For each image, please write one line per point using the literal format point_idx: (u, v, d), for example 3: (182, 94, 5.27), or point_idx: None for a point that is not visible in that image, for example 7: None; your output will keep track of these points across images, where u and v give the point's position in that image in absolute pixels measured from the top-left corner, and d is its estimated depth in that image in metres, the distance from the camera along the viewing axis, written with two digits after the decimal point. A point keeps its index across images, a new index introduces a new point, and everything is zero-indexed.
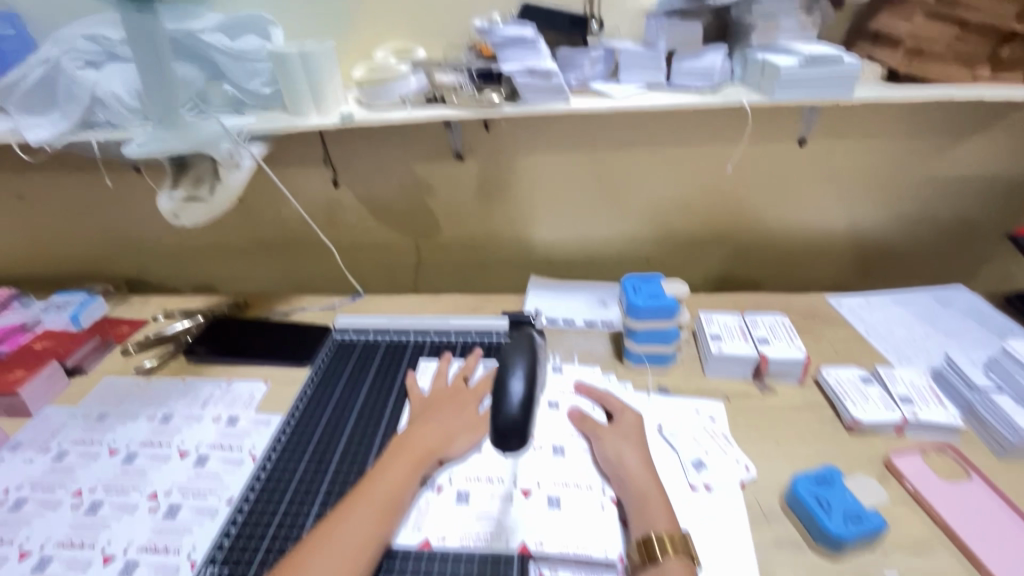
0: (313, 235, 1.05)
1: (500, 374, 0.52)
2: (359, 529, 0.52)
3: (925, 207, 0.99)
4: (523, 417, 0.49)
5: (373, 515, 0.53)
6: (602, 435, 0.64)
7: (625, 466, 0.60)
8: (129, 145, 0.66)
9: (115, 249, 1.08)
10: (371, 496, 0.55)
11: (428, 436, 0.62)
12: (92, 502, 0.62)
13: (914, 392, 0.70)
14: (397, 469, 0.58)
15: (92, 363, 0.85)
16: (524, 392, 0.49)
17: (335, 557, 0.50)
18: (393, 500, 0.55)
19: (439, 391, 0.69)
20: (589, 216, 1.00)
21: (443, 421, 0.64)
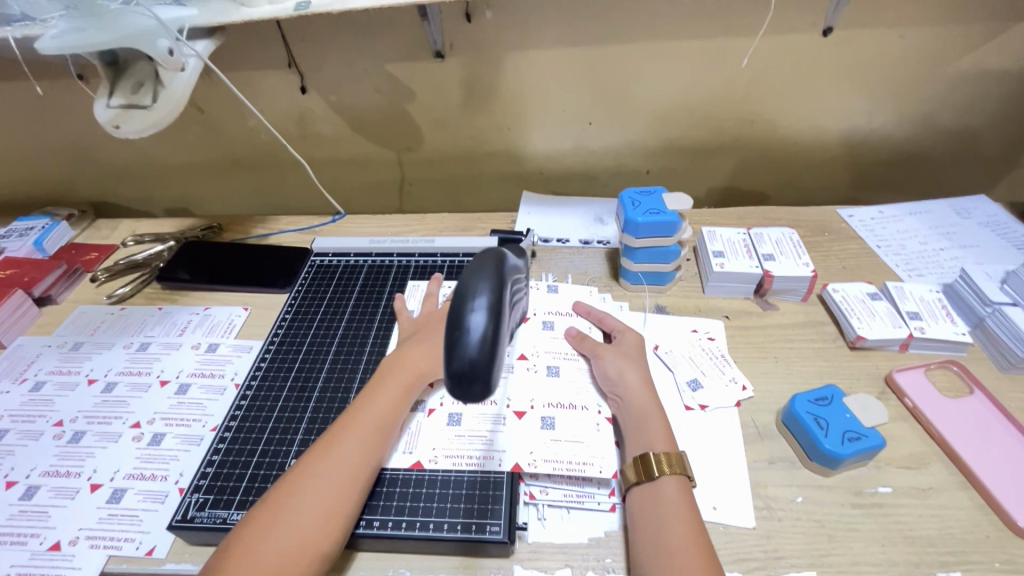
0: (285, 150, 0.97)
1: (456, 303, 0.39)
2: (352, 450, 0.50)
3: (955, 108, 0.90)
4: (486, 359, 0.37)
5: (366, 438, 0.51)
6: (603, 353, 0.61)
7: (626, 383, 0.58)
8: (44, 40, 0.56)
9: (74, 170, 1.00)
10: (363, 419, 0.53)
11: (420, 358, 0.59)
12: (75, 433, 0.61)
13: (923, 308, 0.67)
14: (389, 392, 0.56)
15: (62, 292, 0.81)
16: (487, 327, 0.38)
17: (329, 480, 0.48)
18: (385, 422, 0.53)
19: (428, 315, 0.66)
20: (586, 124, 0.91)
21: (435, 342, 0.61)
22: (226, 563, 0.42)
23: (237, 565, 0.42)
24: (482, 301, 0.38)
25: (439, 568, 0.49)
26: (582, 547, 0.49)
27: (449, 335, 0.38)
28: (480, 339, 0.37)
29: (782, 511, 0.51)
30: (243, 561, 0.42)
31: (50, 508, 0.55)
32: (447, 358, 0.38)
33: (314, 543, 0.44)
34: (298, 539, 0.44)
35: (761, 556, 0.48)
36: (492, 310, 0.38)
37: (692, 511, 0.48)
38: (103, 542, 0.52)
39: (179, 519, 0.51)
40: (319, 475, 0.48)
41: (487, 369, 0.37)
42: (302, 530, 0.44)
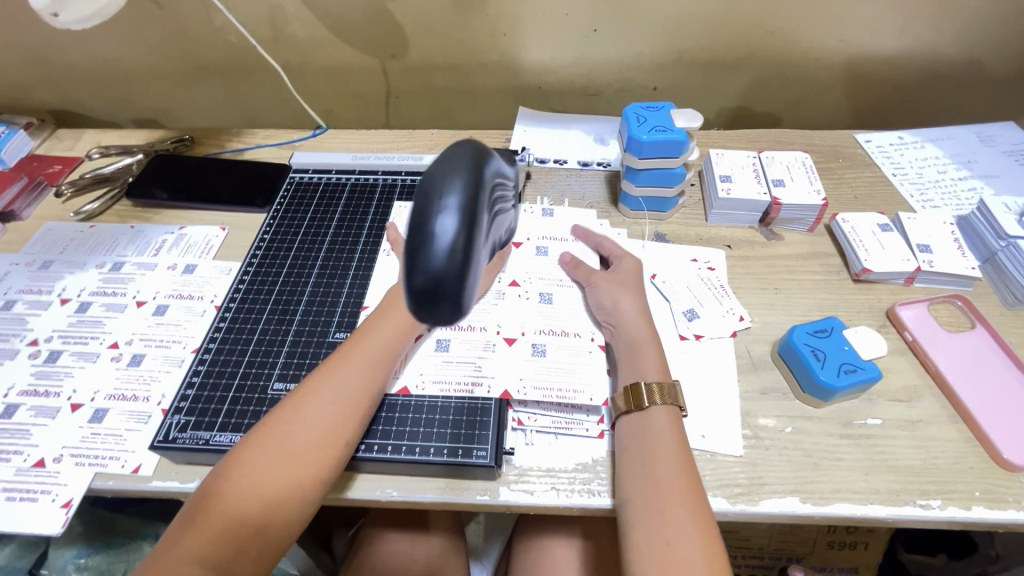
0: (258, 55, 0.88)
1: (421, 205, 0.33)
2: (352, 378, 0.48)
3: (998, 21, 0.81)
4: (454, 272, 0.32)
5: (363, 368, 0.49)
6: (597, 281, 0.59)
7: (620, 313, 0.56)
8: None
9: (27, 74, 0.91)
10: (366, 347, 0.51)
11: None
12: (51, 352, 0.59)
13: (933, 240, 0.64)
14: (394, 320, 0.53)
15: (26, 208, 0.76)
16: (457, 234, 0.32)
17: (323, 408, 0.46)
18: (388, 350, 0.51)
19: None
20: (590, 31, 0.82)
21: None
22: (225, 481, 0.43)
23: (233, 485, 0.42)
24: (451, 202, 0.32)
25: (425, 490, 0.49)
26: (569, 471, 0.50)
27: (412, 241, 0.32)
28: (447, 247, 0.32)
29: (770, 440, 0.51)
30: (239, 480, 0.42)
31: (32, 426, 0.54)
32: (408, 270, 0.32)
33: (310, 468, 0.44)
34: (293, 464, 0.43)
35: (745, 482, 0.49)
36: (464, 214, 0.32)
37: (682, 440, 0.47)
38: (89, 459, 0.51)
39: (161, 439, 0.50)
40: (317, 401, 0.47)
41: (455, 284, 0.32)
42: (297, 455, 0.44)
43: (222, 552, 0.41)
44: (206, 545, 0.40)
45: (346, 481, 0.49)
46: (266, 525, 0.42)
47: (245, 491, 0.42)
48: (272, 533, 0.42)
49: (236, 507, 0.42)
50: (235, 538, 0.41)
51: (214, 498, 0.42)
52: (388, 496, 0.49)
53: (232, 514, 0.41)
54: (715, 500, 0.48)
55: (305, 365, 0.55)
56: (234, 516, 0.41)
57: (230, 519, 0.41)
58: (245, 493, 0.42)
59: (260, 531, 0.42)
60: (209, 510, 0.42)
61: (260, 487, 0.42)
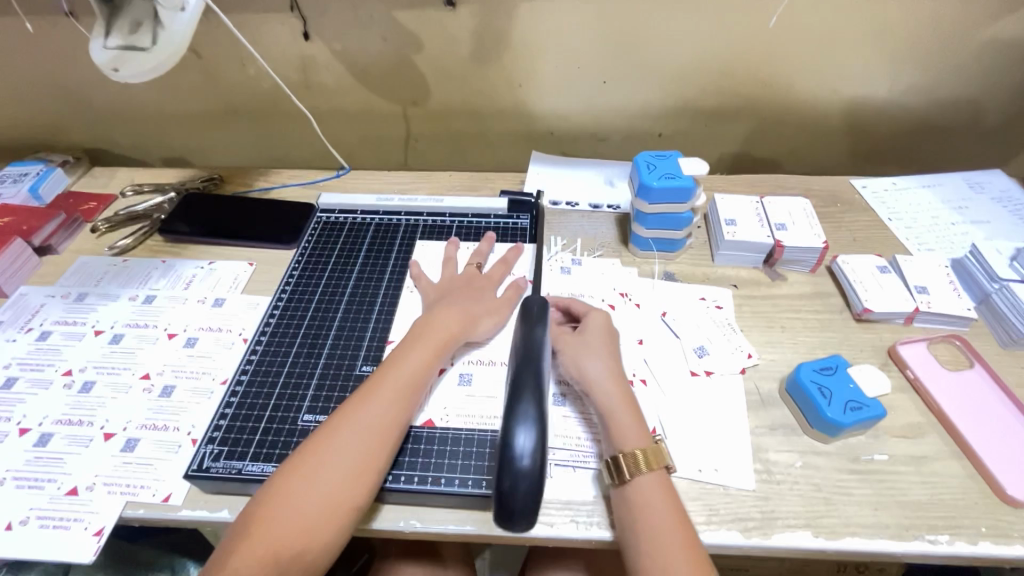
0: (287, 100, 0.93)
1: (507, 425, 0.47)
2: (382, 406, 0.51)
3: (981, 77, 0.87)
4: (532, 483, 0.45)
5: (393, 398, 0.52)
6: (566, 347, 0.59)
7: (587, 377, 0.56)
8: None
9: (67, 115, 0.97)
10: (397, 377, 0.53)
11: (451, 320, 0.59)
12: (85, 382, 0.62)
13: (930, 282, 0.67)
14: (420, 351, 0.56)
15: (62, 242, 0.79)
16: (533, 448, 0.45)
17: (355, 437, 0.49)
18: (414, 379, 0.53)
19: (454, 281, 0.66)
20: (600, 82, 0.88)
21: (464, 307, 0.61)
22: (265, 507, 0.45)
23: (272, 512, 0.44)
24: (527, 408, 0.47)
25: (447, 521, 0.50)
26: (588, 504, 0.51)
27: (502, 460, 0.45)
28: (527, 459, 0.45)
29: (782, 475, 0.53)
30: (280, 507, 0.45)
31: (65, 455, 0.56)
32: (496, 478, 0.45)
33: (346, 495, 0.46)
34: (330, 491, 0.45)
35: (758, 516, 0.50)
36: (536, 433, 0.46)
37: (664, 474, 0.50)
38: (120, 488, 0.53)
39: (195, 468, 0.52)
40: (350, 430, 0.49)
41: (534, 485, 0.45)
42: (333, 482, 0.46)
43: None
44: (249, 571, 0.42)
45: (371, 512, 0.51)
46: (305, 551, 0.44)
47: (284, 517, 0.44)
48: (309, 560, 0.44)
49: (276, 533, 0.43)
50: (276, 564, 0.43)
51: (255, 524, 0.44)
52: (412, 527, 0.50)
53: (274, 539, 0.43)
54: (730, 533, 0.49)
55: (334, 397, 0.57)
56: (275, 542, 0.43)
57: (271, 545, 0.43)
58: (285, 519, 0.44)
59: (298, 557, 0.43)
60: (252, 535, 0.43)
61: (300, 513, 0.44)
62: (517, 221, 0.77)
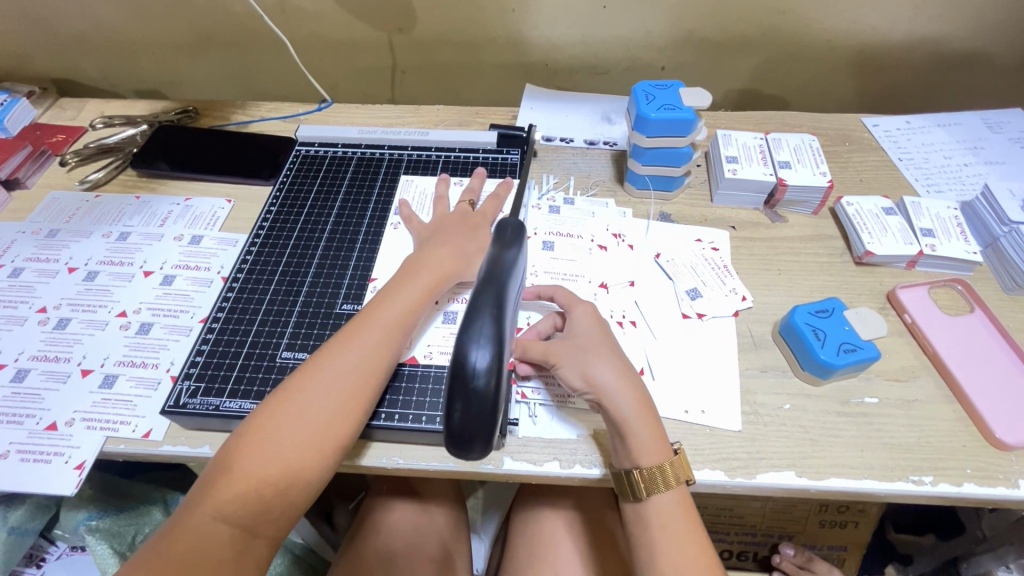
0: (262, 25, 0.86)
1: (456, 340, 0.38)
2: (370, 348, 0.49)
3: (1011, 6, 0.80)
4: (486, 406, 0.38)
5: (378, 335, 0.50)
6: (560, 360, 0.49)
7: (596, 386, 0.48)
8: None
9: (28, 41, 0.90)
10: (385, 314, 0.51)
11: (445, 259, 0.56)
12: (60, 320, 0.60)
13: (937, 225, 0.65)
14: (409, 292, 0.53)
15: (30, 177, 0.75)
16: (489, 364, 0.38)
17: (338, 374, 0.47)
18: (403, 320, 0.51)
19: (442, 217, 0.63)
20: (600, 7, 0.81)
21: (456, 247, 0.58)
22: (244, 442, 0.44)
23: (254, 446, 0.43)
24: (481, 322, 0.38)
25: (429, 459, 0.50)
26: (571, 443, 0.51)
27: (454, 379, 0.38)
28: (482, 378, 0.37)
29: (769, 416, 0.52)
30: (262, 443, 0.44)
31: (43, 391, 0.55)
32: (446, 401, 0.38)
33: (331, 435, 0.45)
34: (314, 431, 0.45)
35: (743, 456, 0.50)
36: (494, 348, 0.38)
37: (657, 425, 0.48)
38: (100, 423, 0.52)
39: (172, 405, 0.51)
40: (337, 372, 0.47)
41: (490, 404, 0.38)
42: (318, 421, 0.45)
43: (245, 509, 0.42)
44: (231, 505, 0.41)
45: (359, 449, 0.50)
46: (287, 487, 0.43)
47: (267, 454, 0.43)
48: (292, 495, 0.44)
49: (258, 468, 0.43)
50: (257, 497, 0.42)
51: (236, 459, 0.43)
52: (394, 463, 0.50)
53: (256, 475, 0.43)
54: (714, 473, 0.49)
55: (313, 335, 0.56)
56: (258, 477, 0.43)
57: (253, 479, 0.42)
58: (268, 455, 0.43)
59: (280, 493, 0.43)
60: (233, 469, 0.43)
61: (283, 451, 0.44)
62: (508, 156, 0.73)
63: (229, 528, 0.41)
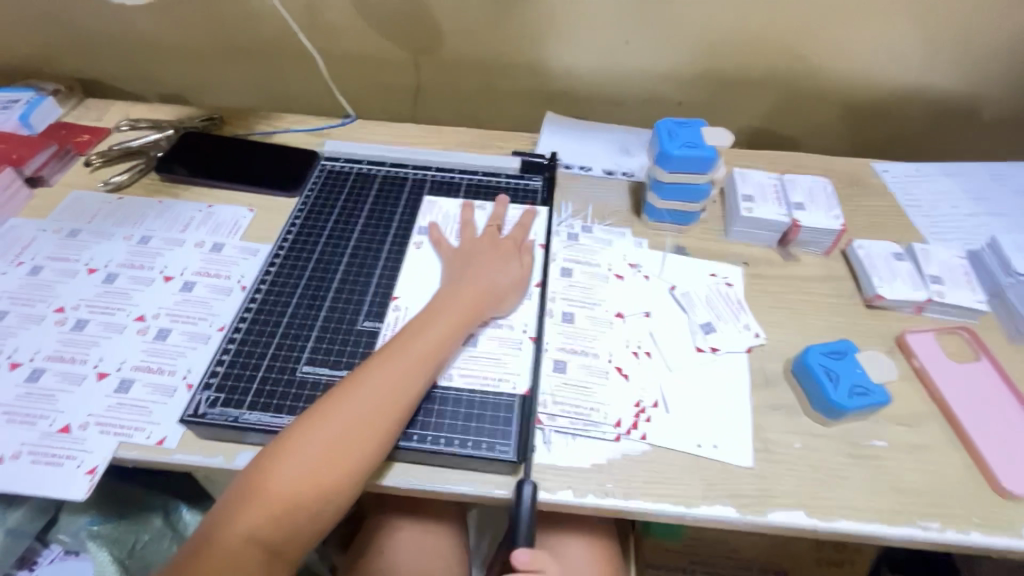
0: (292, 39, 0.88)
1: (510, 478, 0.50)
2: (400, 375, 0.50)
3: (1017, 64, 0.84)
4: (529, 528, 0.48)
5: (413, 365, 0.51)
6: None
7: None
8: None
9: (57, 40, 0.91)
10: (419, 344, 0.52)
11: (475, 291, 0.58)
12: (78, 321, 0.60)
13: (945, 272, 0.66)
14: (443, 323, 0.54)
15: (54, 175, 0.76)
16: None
17: (372, 401, 0.48)
18: (437, 351, 0.52)
19: (473, 242, 0.64)
20: (623, 42, 0.84)
21: (489, 278, 0.59)
22: (276, 462, 0.44)
23: (286, 467, 0.44)
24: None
25: (446, 481, 0.50)
26: (585, 471, 0.51)
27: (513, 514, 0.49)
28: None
29: (780, 454, 0.53)
30: (293, 468, 0.44)
31: (58, 392, 0.54)
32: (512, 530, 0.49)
33: (361, 459, 0.46)
34: (345, 456, 0.45)
35: (754, 493, 0.51)
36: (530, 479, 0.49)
37: None
38: (114, 428, 0.52)
39: (190, 413, 0.51)
40: (369, 398, 0.48)
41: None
42: (350, 447, 0.45)
43: (277, 533, 0.43)
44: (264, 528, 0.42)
45: (382, 469, 0.50)
46: (319, 511, 0.44)
47: (299, 479, 0.44)
48: (322, 518, 0.45)
49: (290, 491, 0.43)
50: (289, 521, 0.43)
51: (268, 483, 0.43)
52: (409, 484, 0.50)
53: (289, 499, 0.43)
54: (725, 509, 0.50)
55: (334, 350, 0.56)
56: (290, 501, 0.43)
57: (287, 504, 0.43)
58: (300, 480, 0.44)
59: (312, 517, 0.44)
60: (266, 490, 0.43)
61: (315, 476, 0.44)
62: (528, 182, 0.75)
63: (261, 550, 0.42)
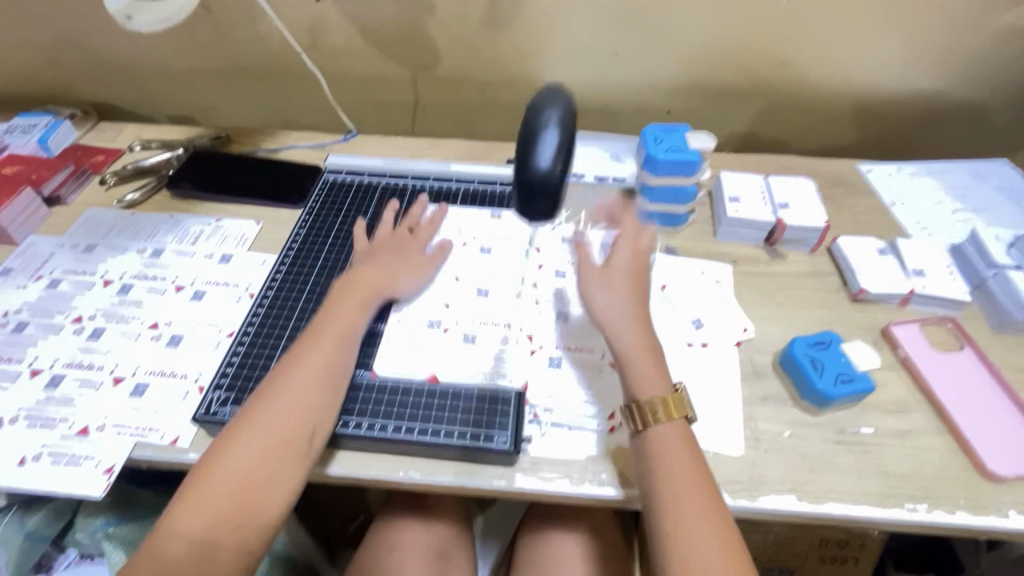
0: (296, 60, 0.93)
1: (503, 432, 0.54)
2: (311, 364, 0.52)
3: (993, 66, 0.87)
4: None
5: (319, 351, 0.53)
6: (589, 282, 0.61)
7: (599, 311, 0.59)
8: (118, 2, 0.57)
9: (73, 67, 0.96)
10: (323, 330, 0.55)
11: (370, 280, 0.61)
12: (95, 329, 0.63)
13: (927, 266, 0.68)
14: (341, 309, 0.57)
15: (71, 194, 0.79)
16: (556, 152, 0.51)
17: (288, 390, 0.50)
18: (342, 335, 0.55)
19: (381, 238, 0.67)
20: (612, 54, 0.87)
21: (384, 267, 0.63)
22: (209, 462, 0.47)
23: (215, 466, 0.46)
24: (551, 121, 0.51)
25: (445, 472, 0.52)
26: (580, 461, 0.53)
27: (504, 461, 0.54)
28: (548, 164, 0.51)
29: (770, 442, 0.55)
30: (221, 462, 0.47)
31: (76, 396, 0.57)
32: None
33: (281, 447, 0.48)
34: (267, 444, 0.47)
35: (745, 480, 0.52)
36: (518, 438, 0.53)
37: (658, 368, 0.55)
38: (130, 429, 0.55)
39: (203, 413, 0.54)
40: (284, 389, 0.50)
41: (553, 187, 0.52)
42: (267, 435, 0.48)
43: (204, 525, 0.44)
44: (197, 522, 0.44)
45: (328, 458, 0.53)
46: (252, 500, 0.46)
47: (224, 472, 0.46)
48: (260, 508, 0.46)
49: (221, 483, 0.46)
50: (217, 513, 0.45)
51: (195, 478, 0.46)
52: (410, 476, 0.52)
53: (216, 490, 0.45)
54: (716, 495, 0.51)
55: None
56: (221, 492, 0.45)
57: (214, 495, 0.45)
58: (228, 472, 0.46)
59: (248, 507, 0.45)
60: (201, 487, 0.45)
61: (243, 467, 0.46)
62: None
63: (194, 543, 0.43)
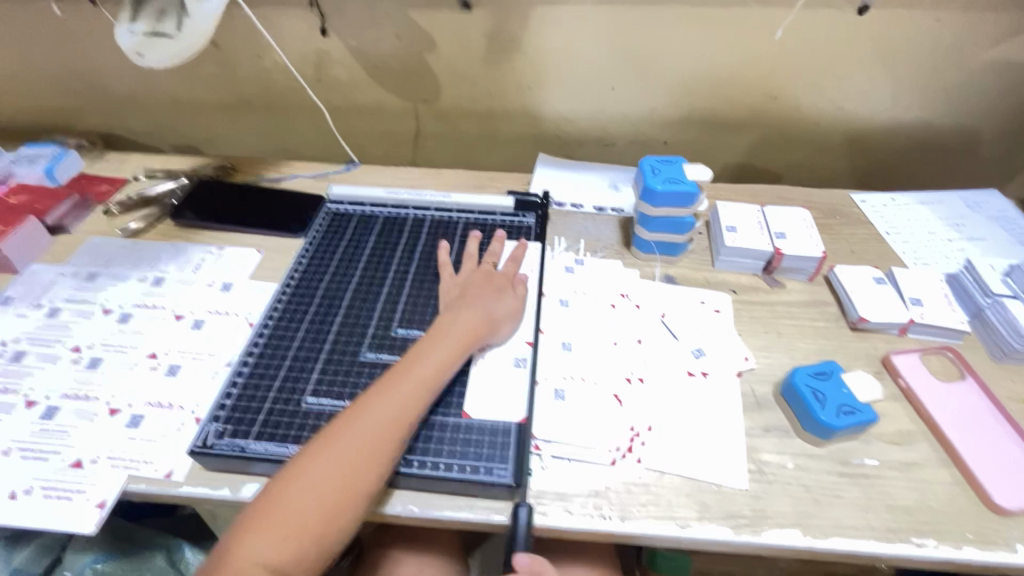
0: (301, 93, 0.95)
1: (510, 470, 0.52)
2: (408, 401, 0.52)
3: (978, 101, 0.89)
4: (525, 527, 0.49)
5: (417, 390, 0.53)
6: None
7: None
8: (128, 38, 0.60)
9: (84, 99, 0.98)
10: (419, 369, 0.54)
11: (471, 321, 0.59)
12: (93, 359, 0.63)
13: (925, 295, 0.69)
14: (441, 349, 0.56)
15: (74, 223, 0.80)
16: None
17: (372, 425, 0.49)
18: (436, 376, 0.54)
19: (466, 275, 0.67)
20: (609, 88, 0.90)
21: (483, 304, 0.62)
22: (283, 489, 0.46)
23: (289, 494, 0.45)
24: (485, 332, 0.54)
25: (444, 506, 0.51)
26: (582, 495, 0.52)
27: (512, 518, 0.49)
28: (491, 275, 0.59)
29: (774, 475, 0.54)
30: (298, 487, 0.46)
31: (71, 428, 0.56)
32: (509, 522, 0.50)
33: (364, 481, 0.47)
34: (353, 478, 0.47)
35: (749, 514, 0.51)
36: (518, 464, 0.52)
37: None
38: (124, 462, 0.54)
39: (199, 445, 0.53)
40: (374, 421, 0.50)
41: None
42: (355, 469, 0.47)
43: (286, 555, 0.43)
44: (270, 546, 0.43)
45: (383, 496, 0.51)
46: (320, 531, 0.45)
47: (302, 499, 0.45)
48: (328, 540, 0.45)
49: (295, 510, 0.45)
50: (297, 543, 0.44)
51: (274, 503, 0.45)
52: (409, 511, 0.51)
53: (295, 518, 0.44)
54: (721, 529, 0.50)
55: (338, 380, 0.58)
56: (294, 520, 0.44)
57: (291, 525, 0.44)
58: (305, 500, 0.45)
59: (317, 540, 0.45)
60: (273, 515, 0.45)
61: (318, 496, 0.45)
62: (523, 219, 0.79)
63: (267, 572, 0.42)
